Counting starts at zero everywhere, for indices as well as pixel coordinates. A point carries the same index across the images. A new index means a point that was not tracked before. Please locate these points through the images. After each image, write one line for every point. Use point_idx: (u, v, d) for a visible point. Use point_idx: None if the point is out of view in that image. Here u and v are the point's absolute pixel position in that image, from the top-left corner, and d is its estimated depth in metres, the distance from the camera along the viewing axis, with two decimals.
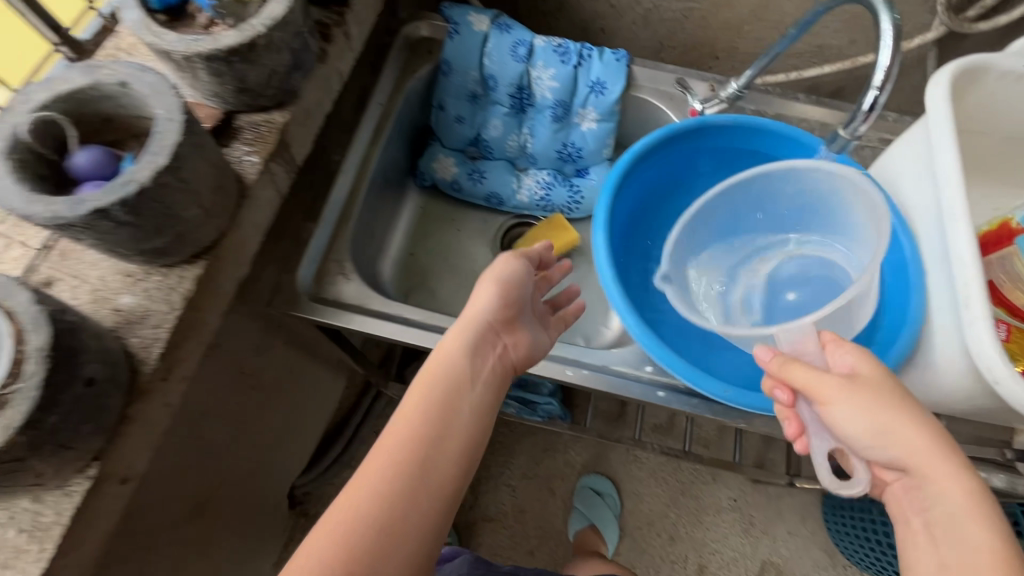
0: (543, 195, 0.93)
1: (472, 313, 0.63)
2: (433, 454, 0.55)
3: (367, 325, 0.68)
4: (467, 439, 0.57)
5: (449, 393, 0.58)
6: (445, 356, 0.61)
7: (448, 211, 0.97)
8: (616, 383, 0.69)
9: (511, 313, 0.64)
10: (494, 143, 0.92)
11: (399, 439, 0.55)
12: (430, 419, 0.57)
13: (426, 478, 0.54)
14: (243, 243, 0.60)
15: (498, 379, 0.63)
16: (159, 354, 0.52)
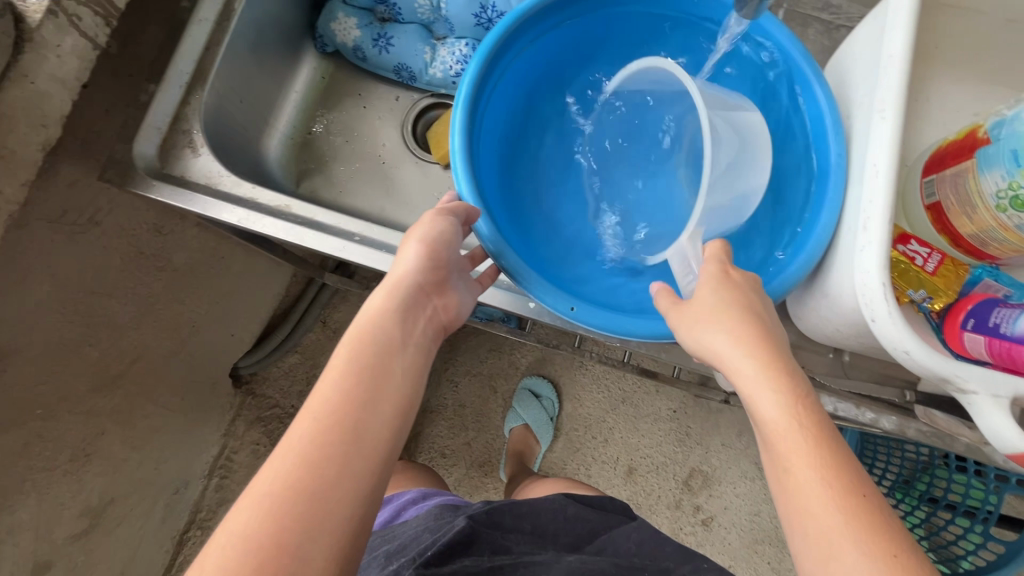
0: (459, 71, 0.80)
1: (400, 270, 0.53)
2: (366, 430, 0.45)
3: (208, 209, 0.60)
4: (399, 407, 0.48)
5: (382, 358, 0.48)
6: (370, 319, 0.50)
7: (356, 84, 0.85)
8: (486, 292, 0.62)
9: (443, 266, 0.55)
10: (402, 2, 0.77)
11: (322, 418, 0.44)
12: (354, 388, 0.46)
13: (358, 458, 0.44)
14: (42, 101, 0.52)
15: (432, 342, 0.53)
16: None
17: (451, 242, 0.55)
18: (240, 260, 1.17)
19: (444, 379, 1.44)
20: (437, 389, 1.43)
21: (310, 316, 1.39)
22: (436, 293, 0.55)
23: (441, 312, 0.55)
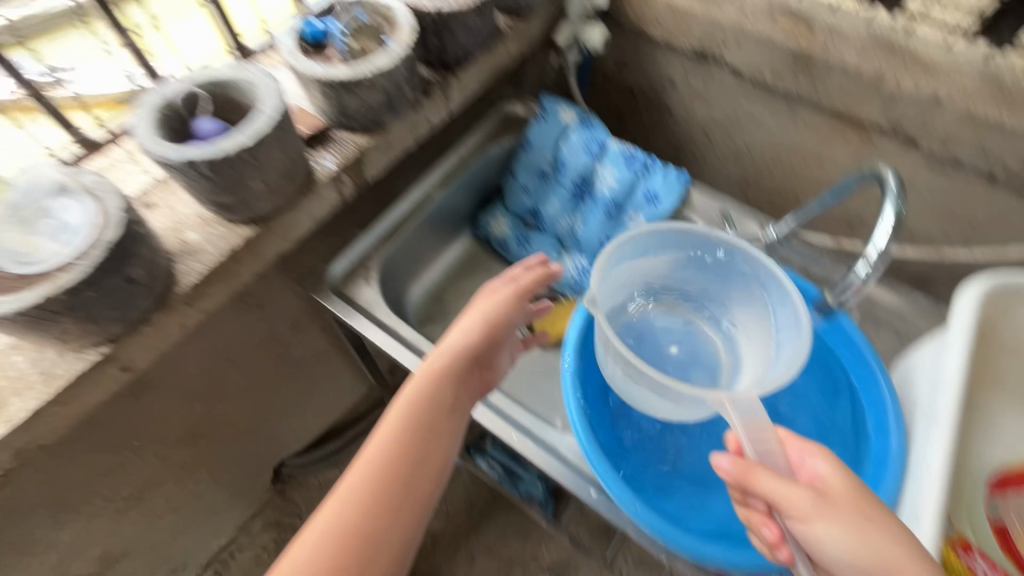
0: (576, 278, 0.98)
1: (460, 337, 0.65)
2: (416, 477, 0.56)
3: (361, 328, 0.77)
4: (443, 457, 0.58)
5: (434, 415, 0.59)
6: (428, 376, 0.61)
7: (490, 264, 1.05)
8: (554, 467, 0.67)
9: (495, 336, 0.67)
10: (548, 219, 0.99)
11: (380, 462, 0.55)
12: (401, 444, 0.57)
13: (406, 501, 0.54)
14: (295, 225, 0.73)
15: (475, 396, 0.65)
16: (191, 283, 0.64)
17: (498, 319, 0.68)
18: (335, 368, 1.31)
19: (464, 547, 1.38)
20: (453, 555, 1.37)
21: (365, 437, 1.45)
22: (485, 361, 0.67)
23: (485, 375, 0.67)
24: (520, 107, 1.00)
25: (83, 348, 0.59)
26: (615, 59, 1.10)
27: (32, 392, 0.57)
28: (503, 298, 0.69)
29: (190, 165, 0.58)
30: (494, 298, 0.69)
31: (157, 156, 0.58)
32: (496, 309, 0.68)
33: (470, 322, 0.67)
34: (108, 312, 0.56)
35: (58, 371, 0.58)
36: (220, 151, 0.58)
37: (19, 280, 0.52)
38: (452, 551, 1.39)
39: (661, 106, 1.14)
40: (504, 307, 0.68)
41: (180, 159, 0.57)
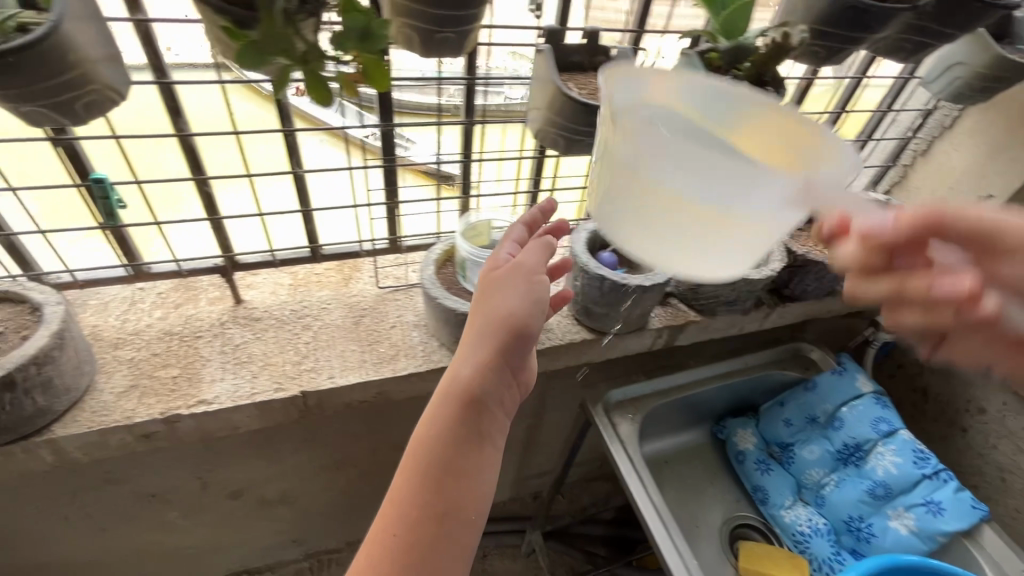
0: (805, 532, 0.93)
1: (474, 354, 0.57)
2: (450, 523, 0.52)
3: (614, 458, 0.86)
4: (481, 487, 0.55)
5: (458, 450, 0.55)
6: (444, 416, 0.56)
7: (715, 466, 1.06)
8: None
9: (522, 345, 0.59)
10: (799, 461, 0.99)
11: (408, 519, 0.52)
12: (431, 488, 0.53)
13: (450, 549, 0.52)
14: (613, 347, 0.88)
15: (508, 404, 0.61)
16: (535, 348, 0.82)
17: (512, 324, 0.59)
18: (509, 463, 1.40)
19: None
20: None
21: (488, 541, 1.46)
22: (512, 369, 0.60)
23: (516, 382, 0.62)
24: (816, 351, 1.06)
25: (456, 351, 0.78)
26: (921, 357, 1.12)
27: (414, 361, 0.77)
28: (524, 295, 0.60)
29: (598, 277, 0.77)
30: (502, 300, 0.59)
31: (580, 261, 0.78)
32: (510, 319, 0.58)
33: (487, 333, 0.58)
34: None
35: (434, 357, 0.78)
36: (625, 280, 0.76)
37: (469, 294, 0.75)
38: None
39: (954, 422, 1.09)
40: (520, 304, 0.59)
41: (596, 271, 0.76)
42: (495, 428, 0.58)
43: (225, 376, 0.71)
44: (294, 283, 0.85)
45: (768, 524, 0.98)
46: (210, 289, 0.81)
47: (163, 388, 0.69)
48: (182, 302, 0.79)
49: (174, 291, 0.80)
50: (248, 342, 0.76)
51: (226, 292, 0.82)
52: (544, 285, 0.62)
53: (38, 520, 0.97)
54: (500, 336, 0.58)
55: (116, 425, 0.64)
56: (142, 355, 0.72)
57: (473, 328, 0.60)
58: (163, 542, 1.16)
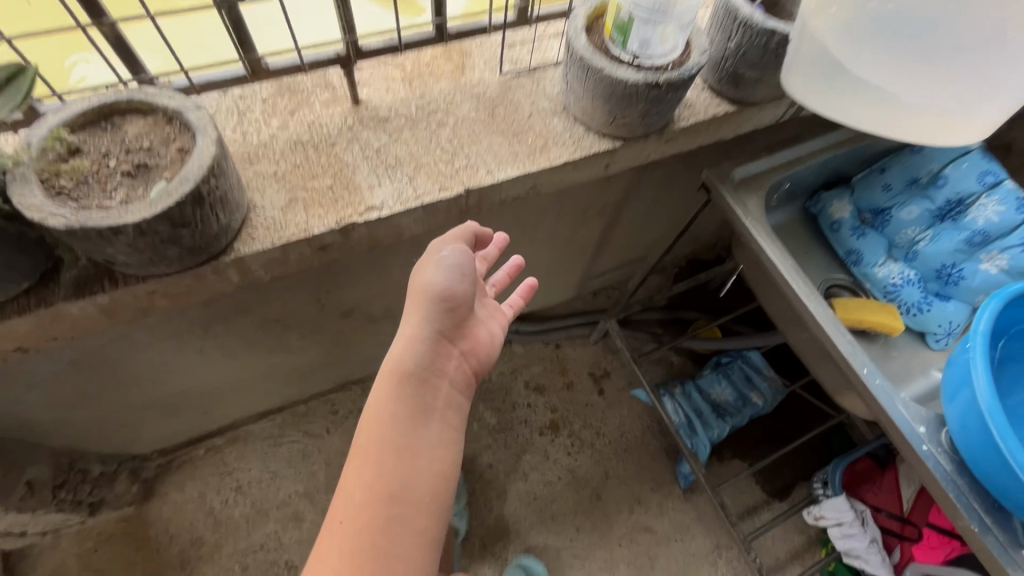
0: (897, 283, 1.02)
1: (408, 335, 0.62)
2: (401, 508, 0.57)
3: (747, 232, 0.89)
4: (430, 466, 0.60)
5: (406, 436, 0.60)
6: (386, 398, 0.60)
7: (806, 237, 1.11)
8: (895, 416, 0.76)
9: (457, 319, 0.65)
10: (894, 223, 1.04)
11: (361, 515, 0.56)
12: (383, 474, 0.58)
13: (407, 539, 0.56)
14: (747, 121, 0.84)
15: (461, 381, 0.66)
16: (683, 124, 0.77)
17: (455, 296, 0.63)
18: (580, 262, 1.46)
19: (603, 465, 1.51)
20: (593, 465, 1.51)
21: (559, 332, 1.61)
22: (456, 339, 0.66)
23: (466, 356, 0.67)
24: None
25: (601, 135, 0.74)
26: (1016, 112, 1.11)
27: (566, 150, 0.72)
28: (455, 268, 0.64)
29: (767, 33, 0.69)
30: (432, 275, 0.63)
31: (744, 14, 0.69)
32: (444, 286, 0.63)
33: (420, 315, 0.63)
34: (655, 114, 0.70)
35: (586, 142, 0.73)
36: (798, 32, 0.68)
37: (630, 64, 0.67)
38: (519, 457, 1.51)
39: None
40: (462, 276, 0.64)
41: (765, 25, 0.68)
42: (446, 407, 0.63)
43: (382, 182, 0.66)
44: (406, 78, 0.75)
45: (857, 281, 1.07)
46: (318, 92, 0.72)
47: (325, 198, 0.64)
48: (296, 109, 0.70)
49: (282, 96, 0.70)
50: (387, 145, 0.69)
51: (338, 93, 0.72)
52: (465, 252, 0.65)
53: (181, 354, 1.01)
54: (435, 309, 0.63)
55: (298, 238, 0.61)
56: (284, 168, 0.66)
57: (410, 311, 0.64)
58: (286, 363, 1.24)
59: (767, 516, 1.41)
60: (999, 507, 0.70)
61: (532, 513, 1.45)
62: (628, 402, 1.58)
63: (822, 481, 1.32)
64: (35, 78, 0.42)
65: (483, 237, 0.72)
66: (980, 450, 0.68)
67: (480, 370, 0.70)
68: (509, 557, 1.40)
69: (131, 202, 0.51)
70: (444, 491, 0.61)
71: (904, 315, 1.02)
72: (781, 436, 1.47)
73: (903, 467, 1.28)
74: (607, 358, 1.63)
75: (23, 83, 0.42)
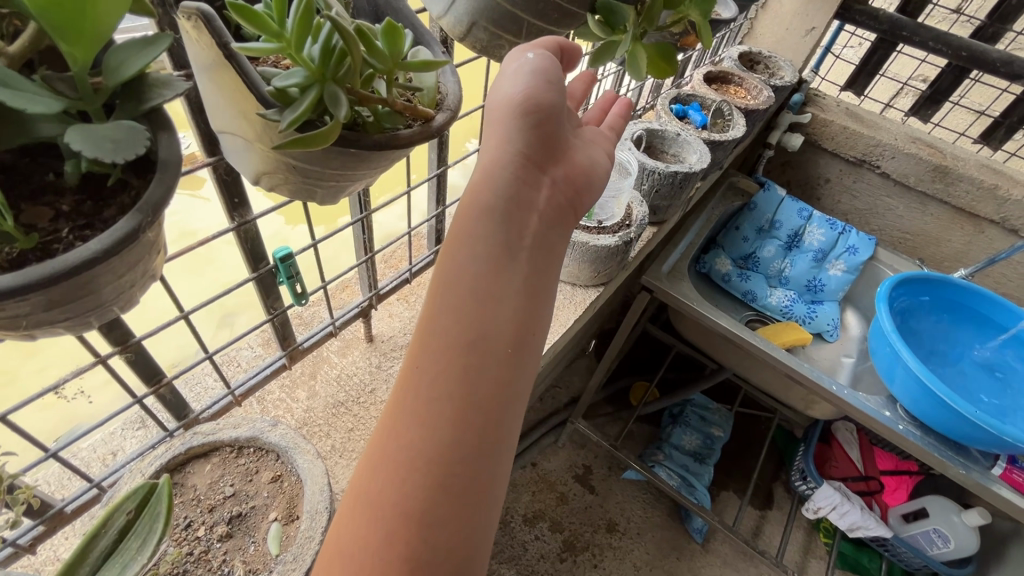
0: (788, 304, 1.30)
1: (490, 139, 0.41)
2: (481, 368, 0.35)
3: (697, 313, 1.06)
4: (518, 323, 0.37)
5: (486, 274, 0.37)
6: (465, 223, 0.39)
7: (710, 292, 1.35)
8: (871, 412, 0.95)
9: (549, 137, 0.42)
10: (762, 261, 1.34)
11: (425, 369, 0.35)
12: (454, 326, 0.36)
13: (486, 413, 0.35)
14: (662, 232, 1.04)
15: (558, 215, 0.43)
16: (633, 256, 0.92)
17: (540, 75, 0.40)
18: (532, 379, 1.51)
19: (628, 558, 1.51)
20: (620, 563, 1.50)
21: (532, 451, 1.61)
22: (549, 160, 0.43)
23: (562, 186, 0.44)
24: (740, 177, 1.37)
25: (585, 287, 0.85)
26: (785, 160, 1.54)
27: (567, 310, 0.81)
28: (536, 61, 0.40)
29: (672, 176, 0.88)
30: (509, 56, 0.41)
31: (652, 166, 0.87)
32: (527, 81, 0.40)
33: (501, 129, 0.41)
34: (626, 257, 0.84)
35: (577, 297, 0.84)
36: (691, 170, 0.89)
37: (599, 230, 0.80)
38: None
39: (813, 195, 1.56)
40: (547, 62, 0.40)
41: (670, 169, 0.87)
42: (540, 249, 0.40)
43: None
44: (402, 297, 0.76)
45: (760, 312, 1.33)
46: (326, 343, 0.69)
47: None
48: (316, 370, 0.67)
49: (294, 364, 0.66)
50: None
51: (347, 336, 0.71)
52: (551, 56, 0.41)
53: None
54: (521, 124, 0.41)
55: None
56: (340, 438, 0.61)
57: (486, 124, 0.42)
58: None
59: (773, 528, 1.56)
60: (961, 447, 0.92)
61: None
62: (619, 486, 1.64)
63: (802, 476, 1.49)
64: (171, 487, 0.36)
65: (572, 58, 0.43)
66: (936, 413, 0.90)
67: (581, 210, 0.47)
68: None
69: (256, 568, 0.44)
70: (535, 355, 0.39)
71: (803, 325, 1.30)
72: (747, 453, 1.67)
73: (842, 435, 1.54)
74: (581, 454, 1.68)
75: (158, 512, 0.35)
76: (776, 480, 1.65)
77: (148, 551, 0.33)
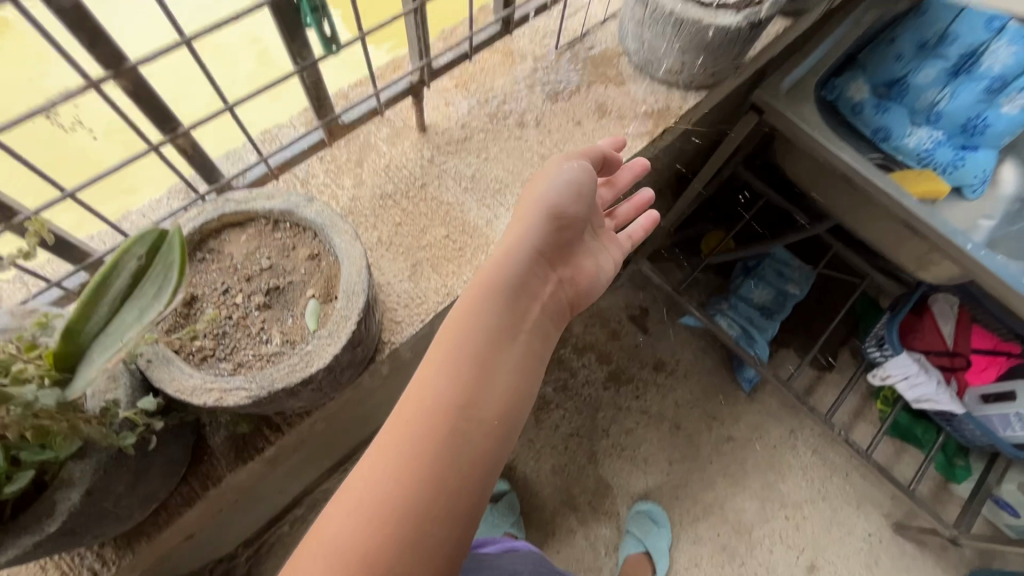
0: (928, 148, 1.06)
1: (517, 235, 0.52)
2: (468, 433, 0.42)
3: (813, 143, 0.87)
4: (505, 402, 0.45)
5: (485, 351, 0.46)
6: (477, 307, 0.47)
7: (831, 125, 1.09)
8: (1009, 279, 0.79)
9: (562, 243, 0.54)
10: (913, 89, 1.05)
11: (418, 422, 0.42)
12: (450, 396, 0.43)
13: (460, 470, 0.41)
14: (796, 30, 0.80)
15: (556, 313, 0.52)
16: (752, 56, 0.73)
17: (569, 186, 0.52)
18: None
19: (671, 396, 1.55)
20: (662, 399, 1.54)
21: None
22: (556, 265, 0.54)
23: (564, 284, 0.54)
24: None
25: (684, 90, 0.68)
26: None
27: (657, 117, 0.67)
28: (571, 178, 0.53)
29: None
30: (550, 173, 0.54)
31: None
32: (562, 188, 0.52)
33: (530, 225, 0.52)
34: (744, 52, 0.65)
35: (672, 102, 0.68)
36: None
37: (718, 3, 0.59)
38: (594, 416, 1.51)
39: None
40: (580, 172, 0.53)
41: None
42: (536, 339, 0.49)
43: (497, 212, 0.59)
44: (461, 83, 0.65)
45: (888, 157, 1.09)
46: (375, 129, 0.61)
47: (449, 251, 0.56)
48: (362, 157, 0.59)
49: (340, 147, 0.59)
50: (480, 168, 0.61)
51: (397, 124, 0.62)
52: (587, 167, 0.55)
53: None
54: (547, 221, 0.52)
55: (444, 306, 0.54)
56: (387, 231, 0.56)
57: (518, 220, 0.53)
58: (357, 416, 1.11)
59: (829, 389, 1.52)
60: None
61: (624, 463, 1.48)
62: (674, 331, 1.61)
63: (878, 342, 1.38)
64: (182, 236, 0.31)
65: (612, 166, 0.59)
66: None
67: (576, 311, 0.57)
68: (621, 512, 1.43)
69: (295, 339, 0.42)
70: (513, 434, 0.46)
71: (942, 176, 1.06)
72: (820, 316, 1.56)
73: (938, 308, 1.36)
74: (640, 295, 1.64)
75: (169, 262, 0.31)
76: (844, 345, 1.56)
77: (163, 300, 0.30)
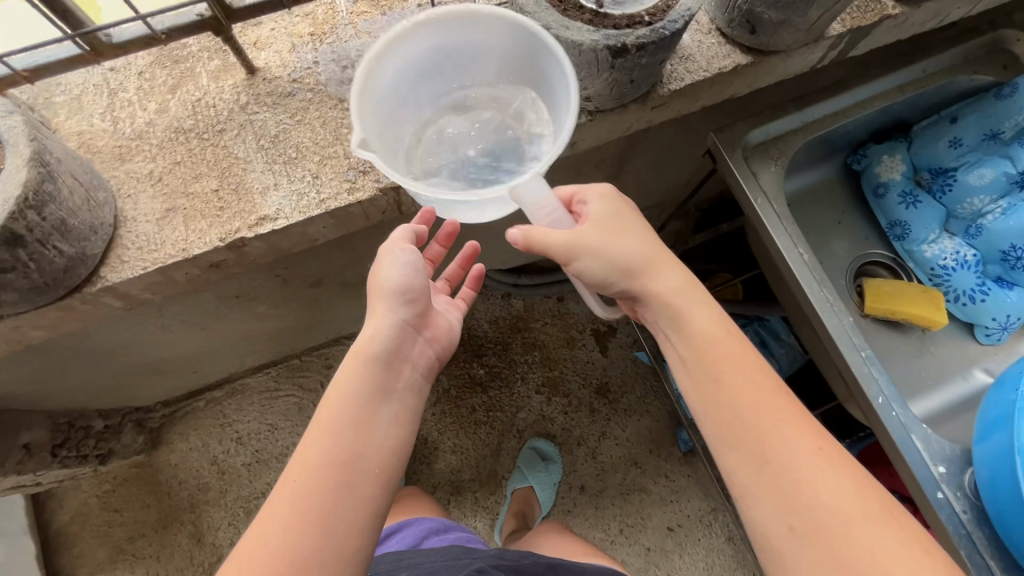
0: (948, 266, 0.83)
1: (378, 314, 0.51)
2: (353, 484, 0.45)
3: (755, 217, 0.70)
4: (387, 452, 0.48)
5: (364, 408, 0.48)
6: (349, 376, 0.49)
7: (842, 201, 0.91)
8: (914, 459, 0.63)
9: (422, 308, 0.53)
10: (959, 188, 0.83)
11: (303, 486, 0.44)
12: (332, 453, 0.46)
13: (350, 515, 0.44)
14: (770, 74, 0.65)
15: (428, 372, 0.54)
16: (675, 88, 0.60)
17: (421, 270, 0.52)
18: None
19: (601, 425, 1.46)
20: (590, 424, 1.46)
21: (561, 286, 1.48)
22: (424, 326, 0.54)
23: (434, 344, 0.55)
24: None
25: None
26: None
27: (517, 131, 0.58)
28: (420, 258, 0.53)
29: None
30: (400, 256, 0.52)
31: None
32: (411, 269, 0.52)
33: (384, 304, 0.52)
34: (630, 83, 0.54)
35: None
36: None
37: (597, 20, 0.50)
38: (513, 415, 1.47)
39: None
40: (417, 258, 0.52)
41: None
42: (411, 391, 0.51)
43: (278, 183, 0.54)
44: (317, 33, 0.59)
45: (898, 259, 0.88)
46: (206, 59, 0.58)
47: (209, 207, 0.54)
48: (179, 84, 0.57)
49: (163, 69, 0.58)
50: (287, 129, 0.56)
51: (230, 60, 0.58)
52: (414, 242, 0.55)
53: (145, 334, 0.92)
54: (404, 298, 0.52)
55: (173, 259, 0.53)
56: (163, 166, 0.55)
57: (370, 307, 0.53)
58: (261, 330, 1.12)
59: None
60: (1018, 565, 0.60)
61: None
62: (632, 360, 1.49)
63: None
64: None
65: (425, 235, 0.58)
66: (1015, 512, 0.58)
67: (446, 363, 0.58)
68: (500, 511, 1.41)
69: None
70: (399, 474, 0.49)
71: (951, 304, 0.85)
72: None
73: None
74: None
75: None
76: None
77: None
